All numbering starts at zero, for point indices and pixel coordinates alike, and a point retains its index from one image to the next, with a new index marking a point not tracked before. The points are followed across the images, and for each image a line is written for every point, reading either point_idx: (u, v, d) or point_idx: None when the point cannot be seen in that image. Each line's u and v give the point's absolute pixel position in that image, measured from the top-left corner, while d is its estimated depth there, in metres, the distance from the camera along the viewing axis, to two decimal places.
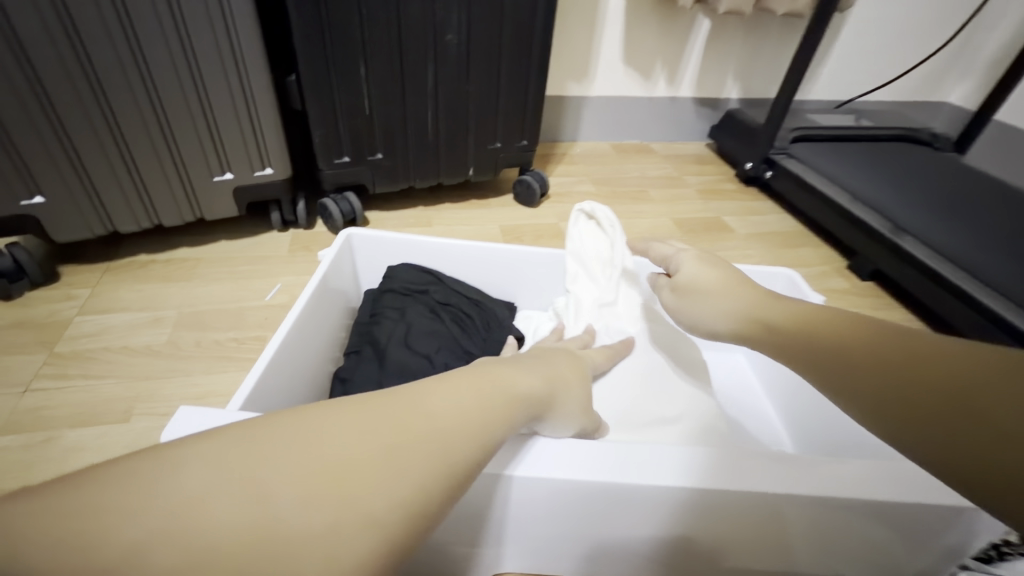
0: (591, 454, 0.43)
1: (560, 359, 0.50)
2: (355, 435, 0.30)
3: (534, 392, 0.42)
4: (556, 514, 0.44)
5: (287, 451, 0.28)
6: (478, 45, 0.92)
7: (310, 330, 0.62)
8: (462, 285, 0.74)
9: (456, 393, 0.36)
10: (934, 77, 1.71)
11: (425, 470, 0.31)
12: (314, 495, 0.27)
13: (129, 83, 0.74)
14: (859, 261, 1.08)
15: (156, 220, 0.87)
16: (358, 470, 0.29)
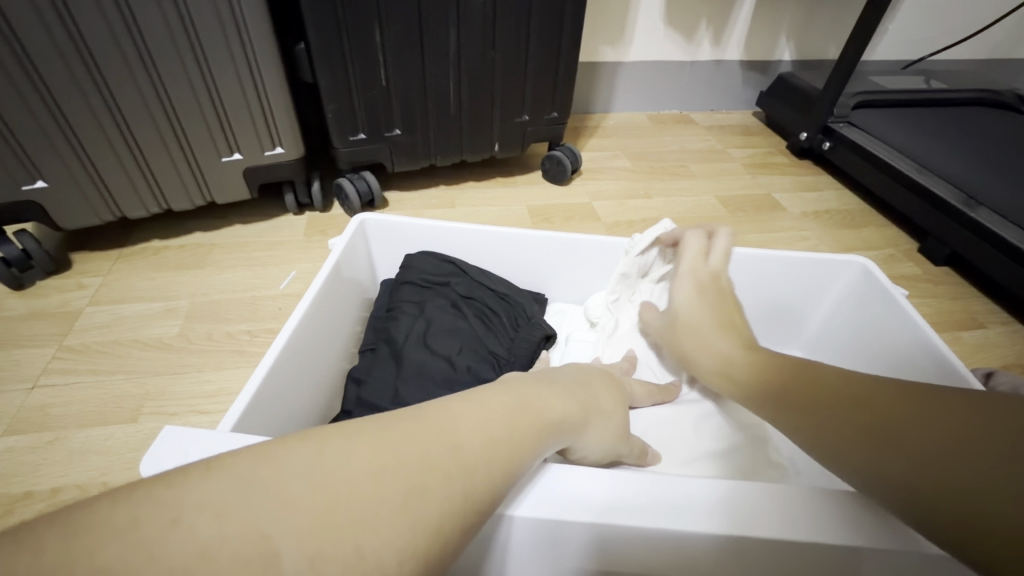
0: (637, 483, 0.36)
1: (596, 381, 0.43)
2: (375, 471, 0.25)
3: (568, 416, 0.37)
4: (600, 564, 0.37)
5: (292, 490, 0.23)
6: (504, 4, 0.82)
7: (321, 325, 0.56)
8: (487, 275, 0.67)
9: (484, 418, 0.31)
10: (1019, 29, 1.51)
11: (448, 511, 0.26)
12: (328, 553, 0.22)
13: (124, 57, 0.68)
14: (932, 244, 0.96)
15: (165, 205, 0.83)
16: (377, 517, 0.24)
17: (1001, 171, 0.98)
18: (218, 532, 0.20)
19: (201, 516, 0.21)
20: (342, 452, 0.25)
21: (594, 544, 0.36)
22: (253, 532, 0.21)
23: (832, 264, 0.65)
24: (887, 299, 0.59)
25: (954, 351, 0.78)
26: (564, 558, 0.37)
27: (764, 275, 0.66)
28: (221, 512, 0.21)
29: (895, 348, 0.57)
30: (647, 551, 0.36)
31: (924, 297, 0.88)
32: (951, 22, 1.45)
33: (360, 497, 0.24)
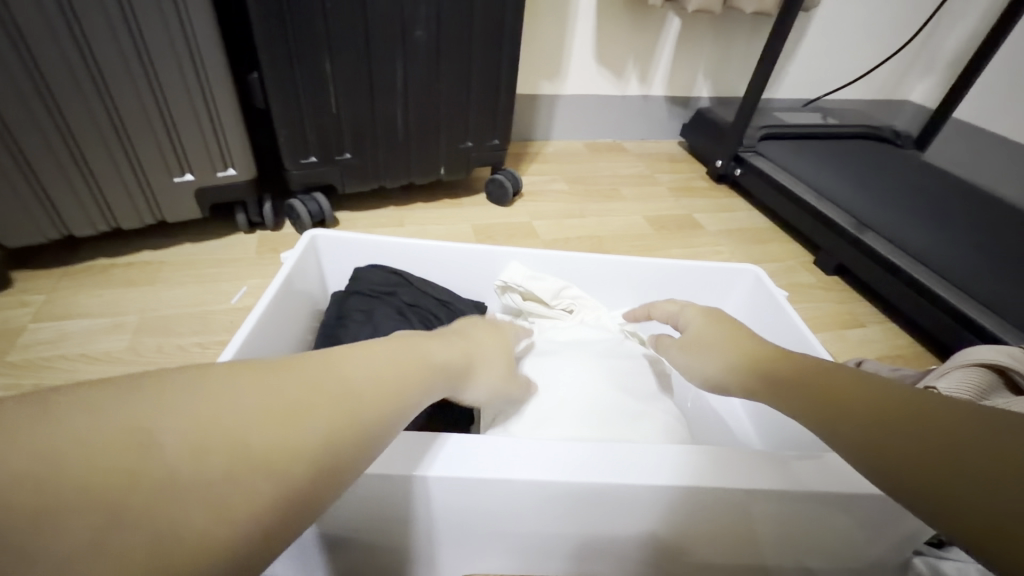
0: (548, 450, 0.43)
1: (483, 336, 0.50)
2: (287, 385, 0.29)
3: (453, 362, 0.42)
4: (526, 515, 0.44)
5: (207, 398, 0.26)
6: (447, 42, 0.91)
7: (272, 330, 0.60)
8: (431, 286, 0.73)
9: (386, 357, 0.36)
10: (896, 76, 1.76)
11: (351, 423, 0.30)
12: (240, 448, 0.25)
13: (80, 84, 0.71)
14: (824, 256, 1.10)
15: (114, 224, 0.85)
16: (287, 420, 0.27)
17: (878, 196, 1.15)
18: (132, 416, 0.23)
19: (120, 406, 0.24)
20: (258, 372, 0.29)
21: (510, 500, 0.42)
22: (169, 421, 0.24)
23: (729, 272, 0.75)
24: (773, 302, 0.71)
25: (840, 347, 0.90)
26: (492, 511, 0.44)
27: (672, 282, 0.76)
28: (139, 402, 0.24)
29: (782, 343, 0.68)
30: (555, 503, 0.43)
31: (818, 301, 1.01)
32: (840, 66, 1.68)
33: (268, 408, 0.27)
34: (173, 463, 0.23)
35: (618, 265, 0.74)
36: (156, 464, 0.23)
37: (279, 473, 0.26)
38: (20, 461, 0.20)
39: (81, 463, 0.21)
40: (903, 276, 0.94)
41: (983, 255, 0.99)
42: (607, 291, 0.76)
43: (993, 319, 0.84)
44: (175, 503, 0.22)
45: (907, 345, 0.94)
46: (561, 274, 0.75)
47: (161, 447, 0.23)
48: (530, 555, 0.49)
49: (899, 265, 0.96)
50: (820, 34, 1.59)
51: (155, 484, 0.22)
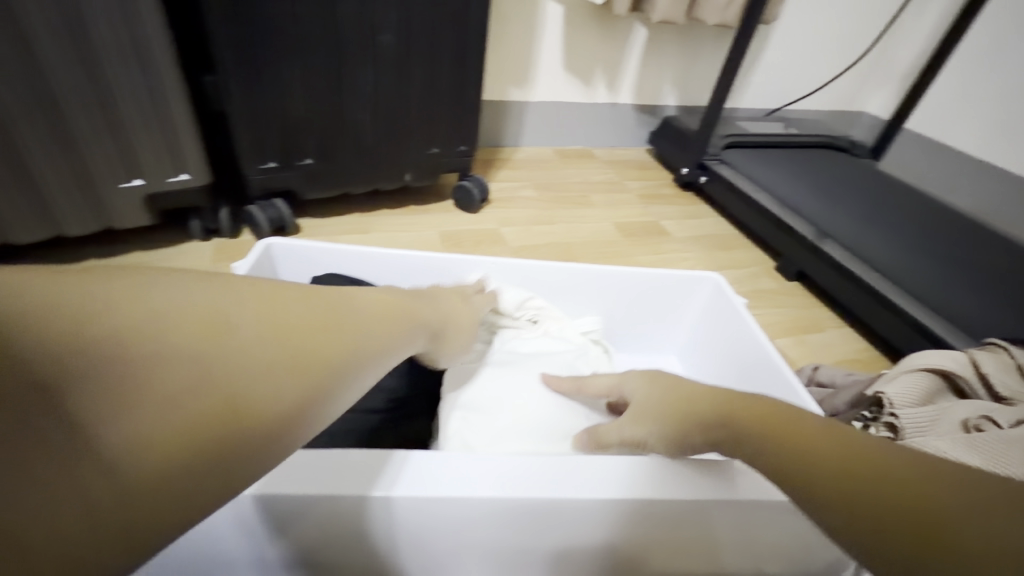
0: (501, 467, 0.42)
1: (453, 304, 0.52)
2: (305, 303, 0.33)
3: (433, 321, 0.46)
4: (482, 532, 0.43)
5: (243, 301, 0.30)
6: (411, 47, 0.90)
7: None
8: None
9: (380, 299, 0.40)
10: (853, 88, 1.83)
11: (357, 342, 0.34)
12: (268, 344, 0.29)
13: (17, 85, 0.67)
14: (785, 262, 1.13)
15: (56, 231, 0.81)
16: (305, 331, 0.31)
17: (835, 204, 1.19)
18: (159, 310, 0.26)
19: (170, 301, 0.27)
20: (280, 289, 0.33)
21: (463, 518, 0.42)
22: (191, 320, 0.27)
23: (691, 279, 0.76)
24: (734, 310, 0.72)
25: (800, 351, 0.93)
26: (446, 529, 0.43)
27: (635, 290, 0.76)
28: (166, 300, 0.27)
29: (744, 351, 0.69)
30: (511, 519, 0.42)
31: (779, 307, 1.03)
32: (801, 77, 1.73)
33: (275, 323, 0.30)
34: (195, 354, 0.26)
35: (580, 274, 0.73)
36: (199, 345, 0.26)
37: (283, 379, 0.29)
38: (80, 322, 0.23)
39: (116, 340, 0.24)
40: (861, 283, 0.97)
41: (934, 261, 1.03)
42: (571, 299, 0.76)
43: (943, 324, 0.87)
44: (216, 376, 0.26)
45: (863, 349, 0.96)
46: (524, 282, 0.74)
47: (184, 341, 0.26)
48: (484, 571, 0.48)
49: (857, 272, 0.99)
50: (781, 46, 1.63)
51: (193, 362, 0.26)
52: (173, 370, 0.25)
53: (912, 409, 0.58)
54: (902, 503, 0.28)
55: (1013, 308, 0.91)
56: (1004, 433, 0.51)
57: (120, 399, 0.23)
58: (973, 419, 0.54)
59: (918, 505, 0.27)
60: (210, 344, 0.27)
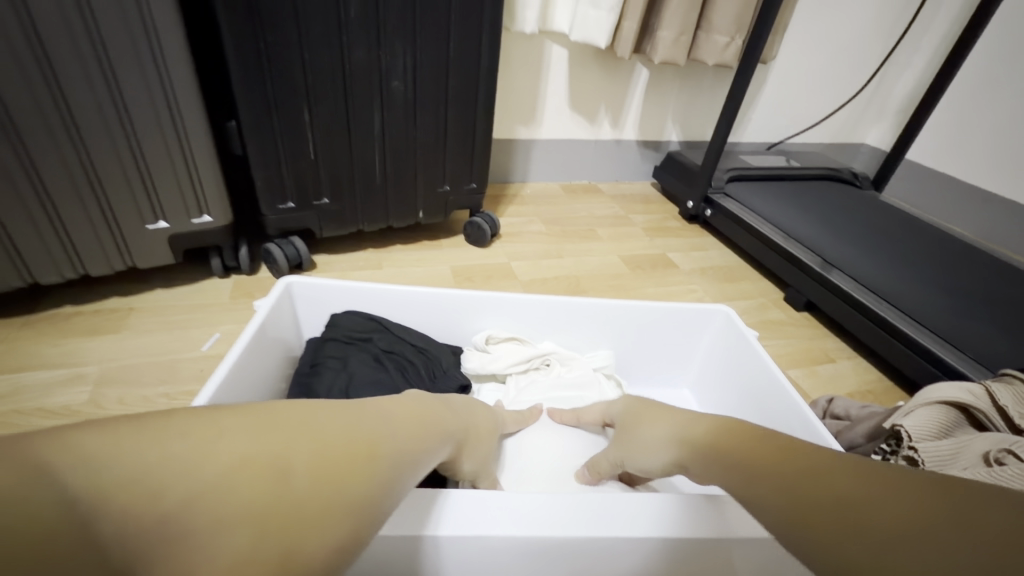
0: (519, 504, 0.42)
1: (477, 413, 0.53)
2: (351, 427, 0.32)
3: (458, 425, 0.45)
4: (507, 573, 0.43)
5: (297, 435, 0.28)
6: (424, 91, 0.94)
7: (242, 381, 0.59)
8: (407, 331, 0.72)
9: (407, 406, 0.40)
10: (851, 121, 1.87)
11: (398, 471, 0.33)
12: (323, 483, 0.28)
13: (55, 135, 0.71)
14: (794, 293, 1.14)
15: (81, 271, 0.83)
16: (356, 463, 0.30)
17: (840, 236, 1.21)
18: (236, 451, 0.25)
19: (224, 442, 0.25)
20: (325, 413, 0.32)
21: (482, 556, 0.41)
22: (267, 456, 0.26)
23: (702, 313, 0.77)
24: (746, 343, 0.72)
25: (813, 383, 0.92)
26: (474, 569, 0.42)
27: (646, 323, 0.77)
28: (239, 442, 0.26)
29: (758, 384, 0.69)
30: (531, 557, 0.42)
31: (789, 338, 1.04)
32: (799, 112, 1.78)
33: (338, 450, 0.30)
34: (274, 502, 0.25)
35: (592, 309, 0.74)
36: (255, 495, 0.24)
37: (352, 513, 0.28)
38: (141, 477, 0.21)
39: (193, 496, 0.22)
40: (869, 313, 0.98)
41: (942, 290, 1.03)
42: (583, 333, 0.77)
43: (955, 353, 0.87)
44: (272, 532, 0.24)
45: (877, 380, 0.96)
46: (537, 317, 0.75)
47: (262, 487, 0.25)
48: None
49: (865, 303, 0.99)
50: (779, 82, 1.69)
51: (254, 516, 0.24)
52: (232, 526, 0.23)
53: (931, 443, 0.57)
54: (817, 480, 0.31)
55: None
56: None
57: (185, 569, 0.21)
58: (994, 453, 0.53)
59: (826, 483, 0.31)
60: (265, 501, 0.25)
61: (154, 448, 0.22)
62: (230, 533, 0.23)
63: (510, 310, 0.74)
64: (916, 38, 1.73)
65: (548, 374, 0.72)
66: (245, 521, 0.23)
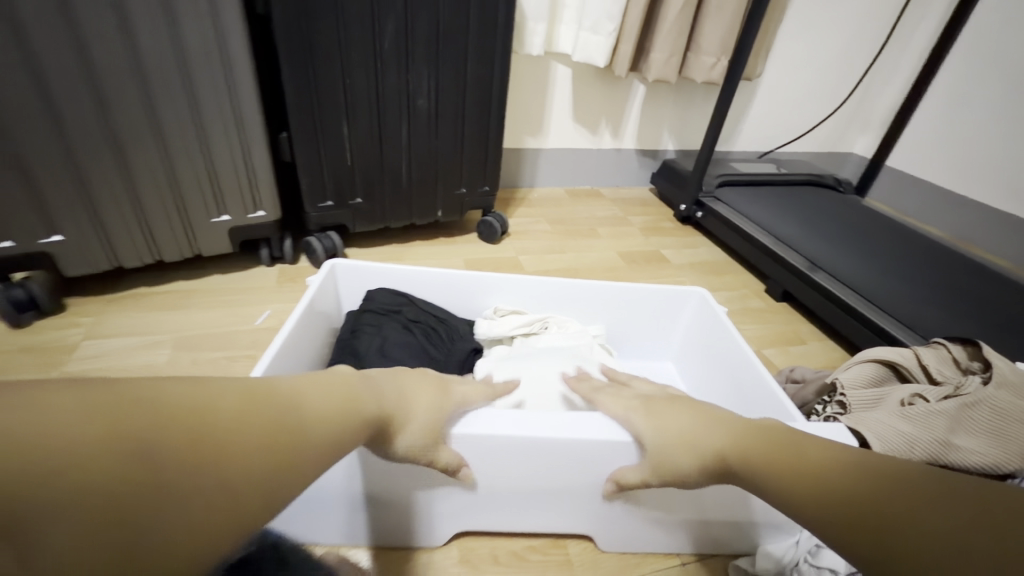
0: (526, 418, 0.56)
1: (417, 381, 0.55)
2: (243, 413, 0.34)
3: (381, 403, 0.48)
4: (509, 470, 0.57)
5: (176, 419, 0.30)
6: (444, 106, 1.09)
7: (298, 337, 0.73)
8: (430, 305, 0.87)
9: (320, 392, 0.42)
10: (839, 132, 2.00)
11: (293, 457, 0.35)
12: (200, 467, 0.29)
13: (145, 140, 0.87)
14: (773, 284, 1.27)
15: (157, 256, 0.99)
16: (243, 448, 0.32)
17: (820, 235, 1.33)
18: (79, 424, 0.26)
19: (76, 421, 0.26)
20: (219, 398, 0.33)
21: (496, 455, 0.55)
22: (116, 439, 0.27)
23: (680, 292, 0.90)
24: (717, 318, 0.85)
25: (784, 360, 1.05)
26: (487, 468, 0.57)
27: (633, 301, 0.90)
28: (85, 427, 0.26)
29: (726, 352, 0.82)
30: (528, 455, 0.56)
31: (767, 323, 1.16)
32: (788, 124, 1.91)
33: (208, 445, 0.30)
34: (136, 483, 0.26)
35: (587, 289, 0.88)
36: (114, 476, 0.26)
37: (217, 507, 0.29)
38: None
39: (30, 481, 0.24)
40: (839, 302, 1.10)
41: (906, 283, 1.15)
42: (579, 308, 0.91)
43: (909, 334, 1.00)
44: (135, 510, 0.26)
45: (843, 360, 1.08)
46: (539, 294, 0.89)
47: (120, 469, 0.26)
48: (510, 504, 0.62)
49: (835, 292, 1.12)
50: (768, 96, 1.82)
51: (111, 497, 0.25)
52: (75, 505, 0.24)
53: (859, 391, 0.70)
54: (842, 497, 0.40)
55: (973, 322, 1.03)
56: (931, 406, 0.63)
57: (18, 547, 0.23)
58: (908, 397, 0.66)
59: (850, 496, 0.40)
60: (124, 485, 0.26)
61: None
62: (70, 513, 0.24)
63: (515, 288, 0.89)
64: (896, 54, 1.86)
65: (544, 334, 0.84)
66: (96, 501, 0.25)
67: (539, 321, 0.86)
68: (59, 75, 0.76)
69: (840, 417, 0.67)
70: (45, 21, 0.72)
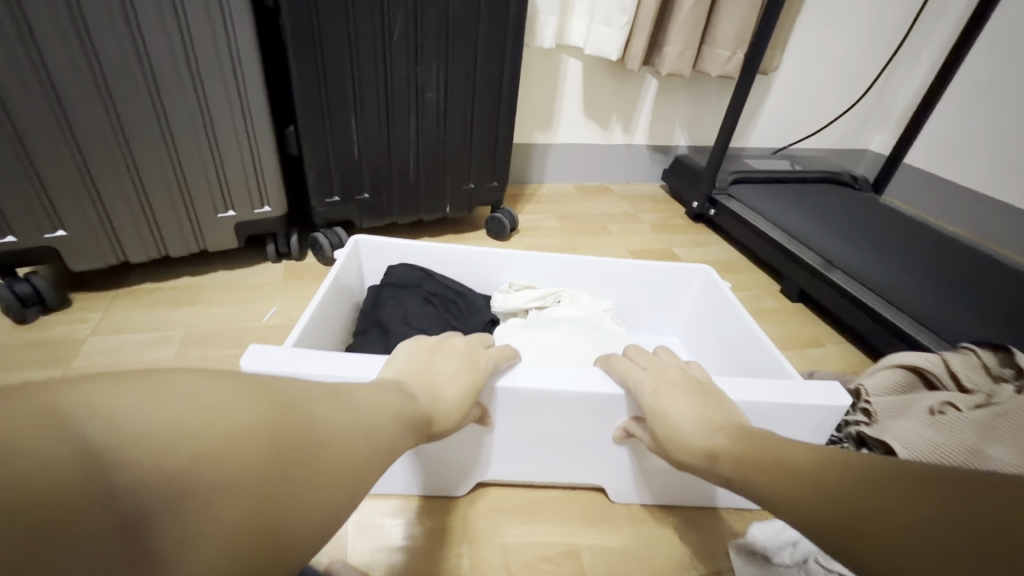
0: (548, 375, 0.63)
1: (451, 348, 0.58)
2: (338, 413, 0.36)
3: (420, 385, 0.51)
4: (533, 420, 0.64)
5: (293, 415, 0.32)
6: (454, 100, 1.07)
7: (328, 307, 0.76)
8: (449, 280, 0.89)
9: (376, 386, 0.45)
10: (856, 128, 1.96)
11: (384, 450, 0.39)
12: (316, 459, 0.32)
13: (152, 131, 0.85)
14: (789, 284, 1.24)
15: (163, 251, 0.97)
16: (343, 443, 0.35)
17: (838, 234, 1.29)
18: (233, 434, 0.27)
19: (223, 410, 0.28)
20: (317, 398, 0.36)
21: (524, 405, 0.63)
22: (262, 457, 0.28)
23: (687, 269, 0.93)
24: (721, 293, 0.87)
25: (801, 363, 1.02)
26: (515, 419, 0.64)
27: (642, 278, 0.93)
28: (232, 416, 0.28)
29: (733, 326, 0.84)
30: (553, 406, 0.63)
31: (783, 325, 1.13)
32: (803, 120, 1.87)
33: (315, 437, 0.33)
34: (275, 473, 0.29)
35: (599, 267, 0.91)
36: (261, 465, 0.28)
37: (328, 497, 0.32)
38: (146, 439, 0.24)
39: (200, 464, 0.25)
40: (857, 302, 1.07)
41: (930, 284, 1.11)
42: (590, 286, 0.94)
43: (932, 337, 0.96)
44: (275, 495, 0.28)
45: (860, 362, 1.05)
46: (551, 271, 0.92)
47: (265, 458, 0.28)
48: (535, 457, 0.69)
49: (854, 293, 1.09)
50: (783, 91, 1.78)
51: (258, 484, 0.27)
52: (237, 490, 0.26)
53: (884, 398, 0.67)
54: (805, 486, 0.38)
55: (997, 323, 1.00)
56: (962, 414, 0.60)
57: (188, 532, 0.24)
58: (937, 405, 0.63)
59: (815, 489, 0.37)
60: (266, 473, 0.28)
61: (158, 414, 0.25)
62: (232, 496, 0.26)
63: (531, 263, 0.92)
64: (916, 48, 1.81)
65: (558, 308, 0.87)
66: (249, 487, 0.27)
67: (552, 296, 0.89)
68: (62, 65, 0.74)
69: (865, 424, 0.65)
70: (50, 13, 0.70)
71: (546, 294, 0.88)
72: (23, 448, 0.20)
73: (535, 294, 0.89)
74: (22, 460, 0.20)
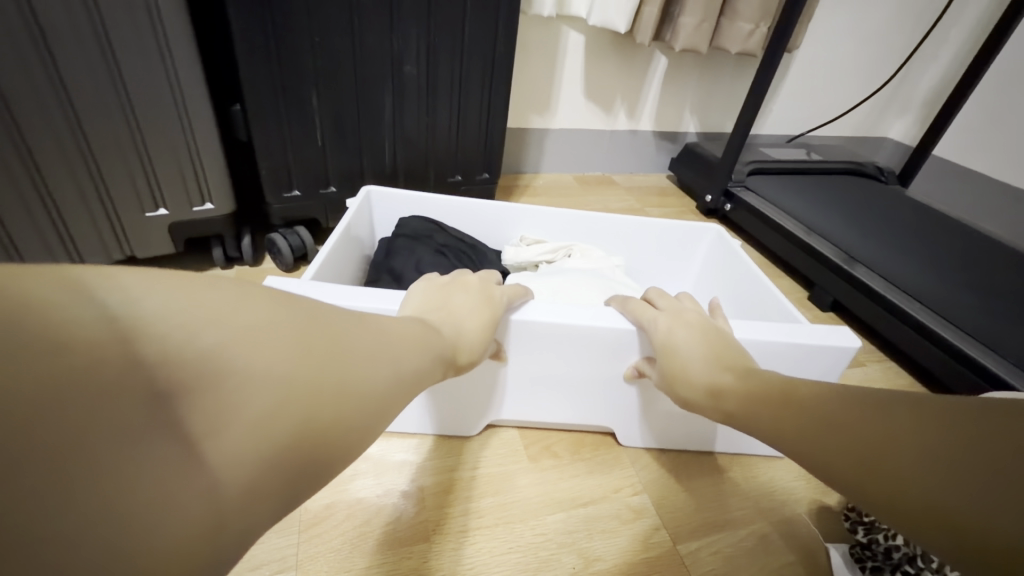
0: (556, 313, 0.58)
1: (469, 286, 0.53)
2: (365, 330, 0.34)
3: (445, 322, 0.46)
4: (536, 359, 0.60)
5: (319, 322, 0.30)
6: (438, 76, 0.90)
7: (341, 249, 0.70)
8: (461, 232, 0.83)
9: (403, 320, 0.41)
10: (875, 114, 1.81)
11: (417, 371, 0.36)
12: (348, 364, 0.30)
13: (49, 112, 0.66)
14: (818, 291, 1.10)
15: (77, 259, 0.79)
16: (373, 355, 0.32)
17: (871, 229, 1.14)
18: (253, 328, 0.26)
19: (250, 308, 0.27)
20: (344, 315, 0.34)
21: (538, 344, 0.58)
22: (292, 355, 0.27)
23: (697, 229, 0.86)
24: (731, 251, 0.81)
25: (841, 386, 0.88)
26: (521, 357, 0.59)
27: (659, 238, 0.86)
28: (254, 313, 0.27)
29: (743, 287, 0.77)
30: (562, 344, 0.58)
31: None
32: (821, 105, 1.72)
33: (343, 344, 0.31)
34: (308, 371, 0.27)
35: (616, 219, 0.84)
36: (287, 364, 0.26)
37: (367, 404, 0.30)
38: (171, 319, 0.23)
39: (226, 352, 0.24)
40: (898, 312, 0.93)
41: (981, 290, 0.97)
42: (603, 243, 0.86)
43: (994, 357, 0.81)
44: (309, 394, 0.27)
45: (908, 384, 0.92)
46: (562, 227, 0.85)
47: (295, 356, 0.27)
48: (538, 398, 0.64)
49: (895, 302, 0.94)
50: (802, 73, 1.63)
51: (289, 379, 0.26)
52: (266, 384, 0.25)
53: None
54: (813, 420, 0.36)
55: None
56: None
57: (217, 419, 0.23)
58: None
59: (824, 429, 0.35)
60: (297, 369, 0.27)
61: (182, 302, 0.24)
62: (263, 388, 0.25)
63: (547, 219, 0.84)
64: (946, 27, 1.66)
65: (569, 260, 0.79)
66: (283, 381, 0.25)
67: (563, 247, 0.81)
68: None
69: None
70: None
71: (556, 245, 0.80)
72: (39, 308, 0.19)
73: (545, 248, 0.81)
74: (38, 316, 0.18)
